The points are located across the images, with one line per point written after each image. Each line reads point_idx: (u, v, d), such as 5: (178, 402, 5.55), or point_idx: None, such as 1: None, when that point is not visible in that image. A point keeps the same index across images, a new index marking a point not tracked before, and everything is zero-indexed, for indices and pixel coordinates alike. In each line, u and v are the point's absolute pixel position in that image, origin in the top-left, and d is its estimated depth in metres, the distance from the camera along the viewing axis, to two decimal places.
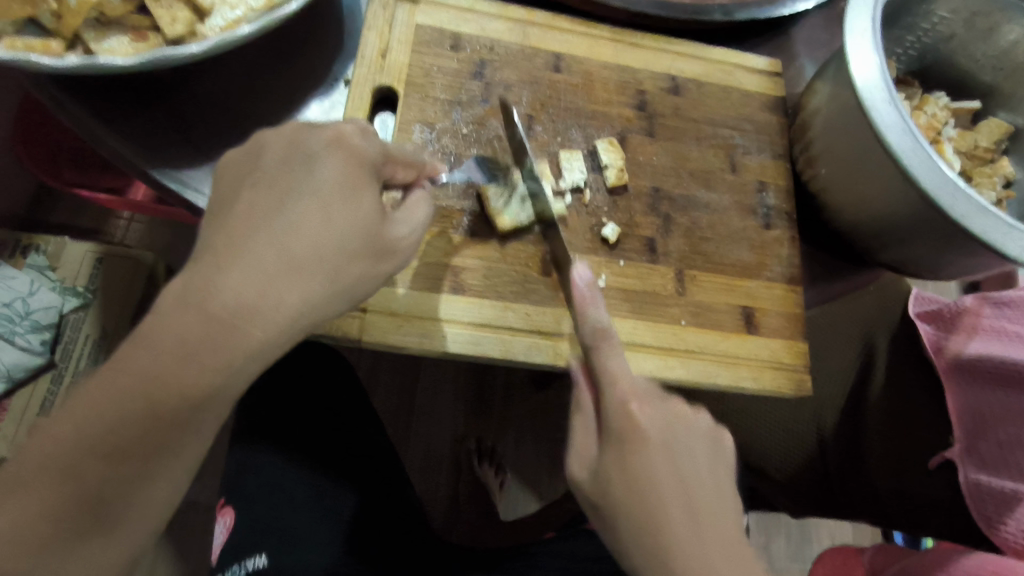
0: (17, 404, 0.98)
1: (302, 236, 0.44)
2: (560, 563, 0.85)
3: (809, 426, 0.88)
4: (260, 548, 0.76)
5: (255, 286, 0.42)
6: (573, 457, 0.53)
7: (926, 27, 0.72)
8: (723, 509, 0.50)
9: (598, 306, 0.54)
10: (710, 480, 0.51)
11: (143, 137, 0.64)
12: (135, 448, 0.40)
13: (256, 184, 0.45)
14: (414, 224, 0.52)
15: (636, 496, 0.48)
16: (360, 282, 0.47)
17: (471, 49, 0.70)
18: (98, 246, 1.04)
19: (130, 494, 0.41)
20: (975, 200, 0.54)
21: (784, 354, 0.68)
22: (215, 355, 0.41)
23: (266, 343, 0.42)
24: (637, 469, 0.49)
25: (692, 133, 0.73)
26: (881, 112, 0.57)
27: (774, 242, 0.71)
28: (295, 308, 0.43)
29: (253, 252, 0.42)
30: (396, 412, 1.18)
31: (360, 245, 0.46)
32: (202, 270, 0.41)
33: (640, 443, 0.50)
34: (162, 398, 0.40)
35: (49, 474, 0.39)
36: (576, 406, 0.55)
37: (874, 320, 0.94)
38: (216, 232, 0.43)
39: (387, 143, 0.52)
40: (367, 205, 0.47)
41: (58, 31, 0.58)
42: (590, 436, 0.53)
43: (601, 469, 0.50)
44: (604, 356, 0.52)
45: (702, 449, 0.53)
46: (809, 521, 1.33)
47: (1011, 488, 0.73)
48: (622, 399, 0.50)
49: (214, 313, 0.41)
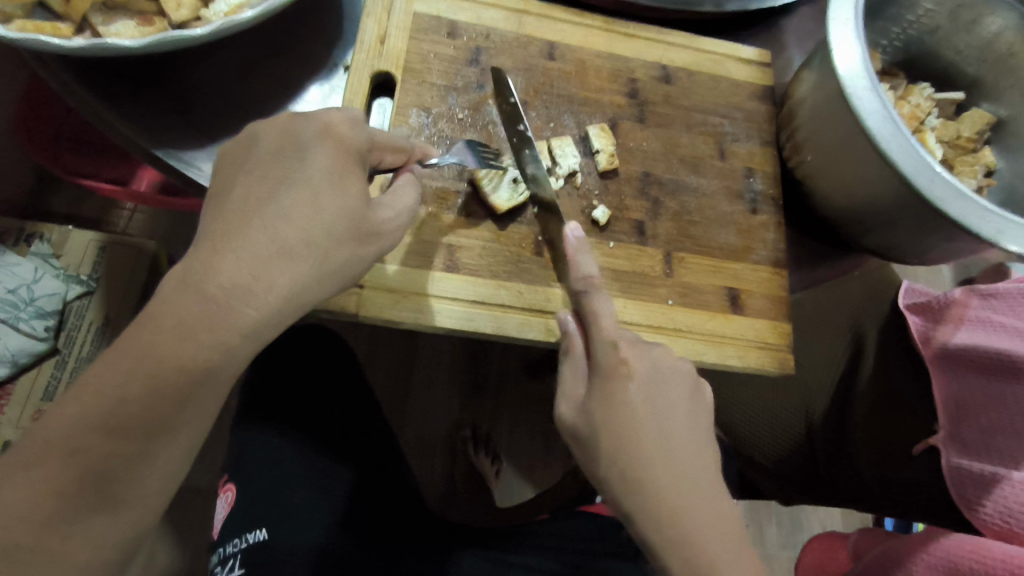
0: (22, 385, 1.00)
1: (293, 222, 0.46)
2: (553, 542, 0.87)
3: (798, 413, 0.91)
4: (260, 523, 0.78)
5: (249, 268, 0.43)
6: (562, 397, 0.56)
7: (911, 19, 0.74)
8: (697, 440, 0.53)
9: (585, 256, 0.59)
10: (688, 417, 0.54)
11: (149, 119, 0.66)
12: (137, 423, 0.42)
13: (251, 173, 0.47)
14: (399, 208, 0.54)
15: (612, 428, 0.51)
16: (349, 264, 0.49)
17: (467, 37, 0.72)
18: (102, 235, 1.06)
19: (131, 470, 0.43)
20: (952, 184, 0.56)
21: (769, 333, 0.70)
22: (211, 333, 0.42)
23: (260, 322, 0.44)
24: (619, 396, 0.52)
25: (682, 120, 0.75)
26: (863, 99, 0.59)
27: (760, 226, 0.73)
28: (286, 290, 0.45)
29: (248, 238, 0.44)
30: (393, 389, 1.21)
31: (348, 229, 0.48)
32: (201, 254, 0.43)
33: (621, 374, 0.53)
34: (161, 373, 0.42)
35: (55, 448, 0.41)
36: (567, 353, 0.58)
37: (860, 308, 0.96)
38: (216, 219, 0.45)
39: (374, 130, 0.53)
40: (354, 192, 0.49)
41: (68, 14, 0.60)
42: (579, 379, 0.56)
43: (586, 405, 0.54)
44: (597, 303, 0.57)
45: (684, 391, 0.55)
46: (799, 509, 1.35)
47: (990, 471, 0.74)
48: (610, 339, 0.55)
49: (211, 293, 0.42)
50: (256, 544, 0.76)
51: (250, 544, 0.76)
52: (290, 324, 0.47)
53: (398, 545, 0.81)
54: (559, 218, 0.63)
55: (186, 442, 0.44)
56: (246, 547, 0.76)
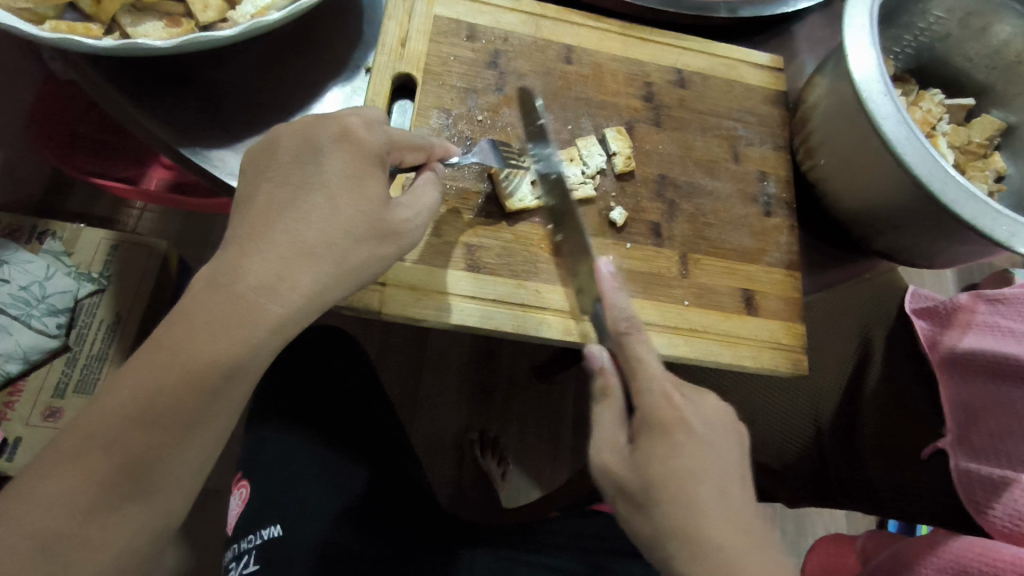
0: (32, 383, 1.00)
1: (312, 224, 0.47)
2: (563, 540, 0.88)
3: (808, 417, 0.92)
4: (275, 519, 0.79)
5: (275, 268, 0.45)
6: (603, 445, 0.56)
7: (922, 26, 0.75)
8: (748, 496, 0.54)
9: (618, 293, 0.60)
10: (739, 472, 0.54)
11: (174, 118, 0.67)
12: (166, 418, 0.41)
13: (273, 178, 0.48)
14: (419, 207, 0.54)
15: (670, 474, 0.51)
16: (366, 263, 0.50)
17: (486, 40, 0.73)
18: (113, 234, 1.07)
19: (160, 468, 0.41)
20: (965, 187, 0.57)
21: (783, 335, 0.71)
22: (236, 334, 0.43)
23: (286, 319, 0.45)
24: (675, 449, 0.52)
25: (697, 124, 0.76)
26: (877, 104, 0.60)
27: (774, 229, 0.74)
28: (307, 291, 0.46)
29: (270, 242, 0.45)
30: (404, 389, 1.22)
31: (365, 229, 0.49)
32: (230, 255, 0.44)
33: (681, 429, 0.53)
34: (194, 369, 0.41)
35: (85, 446, 0.39)
36: (603, 394, 0.58)
37: (873, 314, 0.97)
38: (241, 224, 0.46)
39: (393, 131, 0.54)
40: (371, 192, 0.50)
41: (98, 15, 0.61)
42: (620, 427, 0.56)
43: (637, 459, 0.53)
44: (635, 345, 0.57)
45: (733, 443, 0.56)
46: (804, 514, 1.36)
47: (999, 474, 0.74)
48: (661, 390, 0.55)
49: (239, 293, 0.43)
50: (271, 539, 0.76)
51: (263, 540, 0.76)
52: (311, 323, 0.48)
53: (402, 539, 0.81)
54: (578, 218, 0.62)
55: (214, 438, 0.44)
56: (259, 543, 0.76)
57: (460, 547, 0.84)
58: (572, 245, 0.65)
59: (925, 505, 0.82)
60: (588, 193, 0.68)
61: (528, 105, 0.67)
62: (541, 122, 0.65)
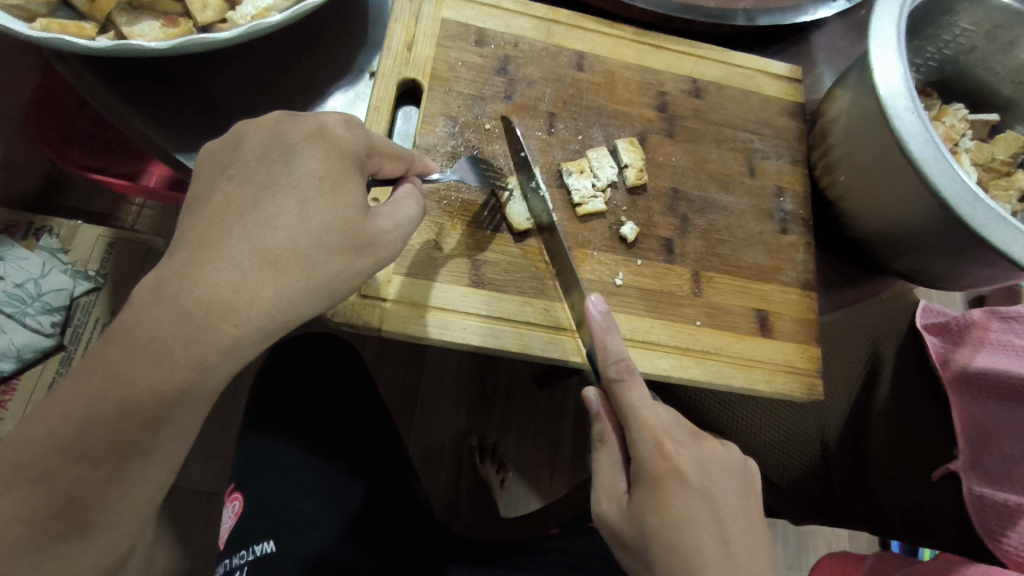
0: (25, 383, 0.97)
1: (278, 230, 0.43)
2: (563, 560, 0.85)
3: (814, 434, 0.87)
4: (266, 535, 0.77)
5: (228, 281, 0.41)
6: (603, 494, 0.55)
7: (947, 38, 0.72)
8: (754, 538, 0.52)
9: (613, 337, 0.54)
10: (742, 512, 0.53)
11: (171, 121, 0.65)
12: (132, 425, 0.40)
13: (233, 177, 0.44)
14: (399, 219, 0.50)
15: (671, 527, 0.50)
16: (339, 278, 0.46)
17: (495, 45, 0.71)
18: (111, 231, 1.04)
19: (134, 469, 0.41)
20: (994, 210, 0.54)
21: (797, 357, 0.68)
22: (187, 351, 0.40)
23: (263, 330, 0.43)
24: (671, 501, 0.50)
25: (712, 135, 0.74)
26: (903, 120, 0.57)
27: (789, 246, 0.72)
28: (269, 304, 0.42)
29: (229, 248, 0.42)
30: (401, 399, 1.19)
31: (337, 238, 0.46)
32: (177, 263, 0.41)
33: (675, 482, 0.51)
34: (170, 379, 0.40)
35: (60, 451, 0.40)
36: (600, 439, 0.56)
37: (880, 329, 0.92)
38: (192, 228, 0.42)
39: (374, 135, 0.51)
40: (347, 199, 0.46)
41: (91, 13, 0.59)
42: (618, 474, 0.55)
43: (633, 511, 0.52)
44: (628, 394, 0.53)
45: (735, 484, 0.54)
46: (805, 530, 1.33)
47: (1014, 502, 0.72)
48: (654, 438, 0.52)
49: (186, 308, 0.40)
50: (264, 556, 0.74)
51: (257, 556, 0.74)
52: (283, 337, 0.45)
53: (388, 563, 0.79)
54: (570, 264, 0.61)
55: (183, 440, 0.43)
56: (253, 559, 0.74)
57: (448, 563, 0.83)
58: (567, 281, 0.62)
59: (936, 529, 0.80)
60: (598, 207, 0.66)
61: (510, 134, 0.65)
62: (524, 153, 0.64)
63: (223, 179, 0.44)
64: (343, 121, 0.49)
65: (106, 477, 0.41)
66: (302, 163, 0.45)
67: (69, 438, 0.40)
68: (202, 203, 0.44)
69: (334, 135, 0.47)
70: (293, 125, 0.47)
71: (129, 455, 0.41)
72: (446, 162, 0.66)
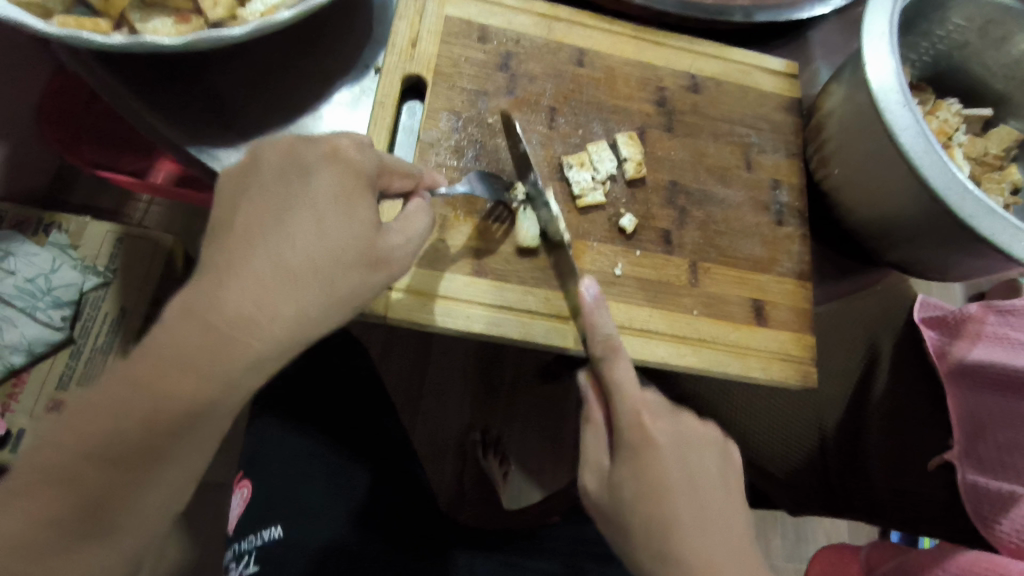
0: (37, 372, 0.99)
1: (297, 246, 0.45)
2: (565, 546, 0.89)
3: (812, 425, 0.88)
4: (275, 519, 0.79)
5: (252, 297, 0.43)
6: (586, 467, 0.57)
7: (940, 34, 0.74)
8: (730, 509, 0.54)
9: (603, 315, 0.57)
10: (719, 479, 0.55)
11: (179, 114, 0.67)
12: (161, 430, 0.42)
13: (253, 198, 0.46)
14: (411, 235, 0.52)
15: (647, 483, 0.52)
16: (357, 291, 0.48)
17: (497, 41, 0.72)
18: (119, 227, 1.05)
19: (157, 474, 0.43)
20: (982, 201, 0.55)
21: (792, 346, 0.70)
22: (215, 361, 0.42)
23: (290, 339, 0.45)
24: (651, 466, 0.52)
25: (709, 130, 0.75)
26: (895, 115, 0.59)
27: (785, 238, 0.73)
28: (291, 321, 0.44)
29: (251, 262, 0.44)
30: (406, 390, 1.21)
31: (355, 257, 0.47)
32: (204, 285, 0.43)
33: (651, 453, 0.53)
34: (196, 383, 0.42)
35: (87, 457, 0.41)
36: (586, 418, 0.58)
37: (877, 323, 0.93)
38: (217, 247, 0.45)
39: (383, 155, 0.53)
40: (362, 215, 0.48)
41: (105, 11, 0.60)
42: (603, 447, 0.56)
43: (613, 483, 0.54)
44: (613, 369, 0.55)
45: (711, 458, 0.56)
46: (805, 522, 1.35)
47: (1007, 488, 0.73)
48: (634, 412, 0.54)
49: (212, 323, 0.42)
50: (270, 540, 0.76)
51: (263, 541, 0.77)
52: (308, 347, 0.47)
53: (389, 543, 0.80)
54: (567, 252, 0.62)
55: (204, 445, 0.44)
56: (258, 544, 0.77)
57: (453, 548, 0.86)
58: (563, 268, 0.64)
59: (928, 518, 0.81)
60: (598, 199, 0.67)
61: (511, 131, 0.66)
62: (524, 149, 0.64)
63: (239, 192, 0.47)
64: (347, 138, 0.51)
65: (132, 480, 0.42)
66: (319, 181, 0.47)
67: (97, 445, 0.41)
68: (227, 216, 0.46)
69: (342, 153, 0.49)
70: (304, 145, 0.49)
71: (154, 461, 0.42)
72: (450, 155, 0.68)
